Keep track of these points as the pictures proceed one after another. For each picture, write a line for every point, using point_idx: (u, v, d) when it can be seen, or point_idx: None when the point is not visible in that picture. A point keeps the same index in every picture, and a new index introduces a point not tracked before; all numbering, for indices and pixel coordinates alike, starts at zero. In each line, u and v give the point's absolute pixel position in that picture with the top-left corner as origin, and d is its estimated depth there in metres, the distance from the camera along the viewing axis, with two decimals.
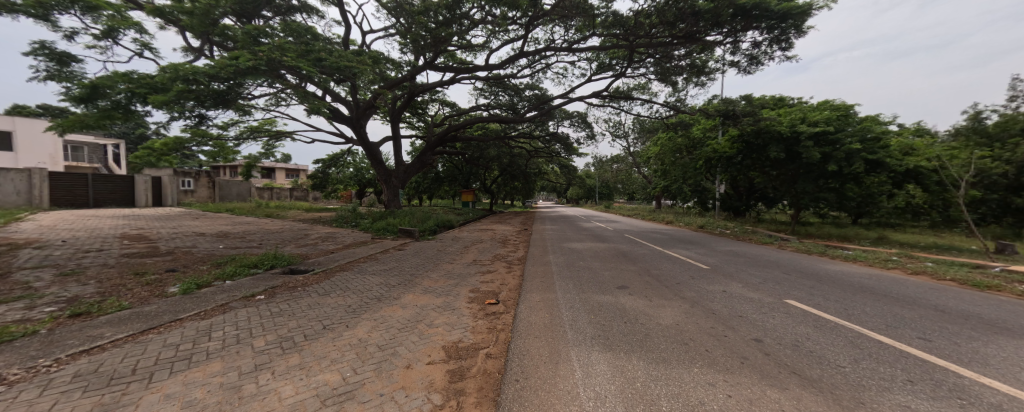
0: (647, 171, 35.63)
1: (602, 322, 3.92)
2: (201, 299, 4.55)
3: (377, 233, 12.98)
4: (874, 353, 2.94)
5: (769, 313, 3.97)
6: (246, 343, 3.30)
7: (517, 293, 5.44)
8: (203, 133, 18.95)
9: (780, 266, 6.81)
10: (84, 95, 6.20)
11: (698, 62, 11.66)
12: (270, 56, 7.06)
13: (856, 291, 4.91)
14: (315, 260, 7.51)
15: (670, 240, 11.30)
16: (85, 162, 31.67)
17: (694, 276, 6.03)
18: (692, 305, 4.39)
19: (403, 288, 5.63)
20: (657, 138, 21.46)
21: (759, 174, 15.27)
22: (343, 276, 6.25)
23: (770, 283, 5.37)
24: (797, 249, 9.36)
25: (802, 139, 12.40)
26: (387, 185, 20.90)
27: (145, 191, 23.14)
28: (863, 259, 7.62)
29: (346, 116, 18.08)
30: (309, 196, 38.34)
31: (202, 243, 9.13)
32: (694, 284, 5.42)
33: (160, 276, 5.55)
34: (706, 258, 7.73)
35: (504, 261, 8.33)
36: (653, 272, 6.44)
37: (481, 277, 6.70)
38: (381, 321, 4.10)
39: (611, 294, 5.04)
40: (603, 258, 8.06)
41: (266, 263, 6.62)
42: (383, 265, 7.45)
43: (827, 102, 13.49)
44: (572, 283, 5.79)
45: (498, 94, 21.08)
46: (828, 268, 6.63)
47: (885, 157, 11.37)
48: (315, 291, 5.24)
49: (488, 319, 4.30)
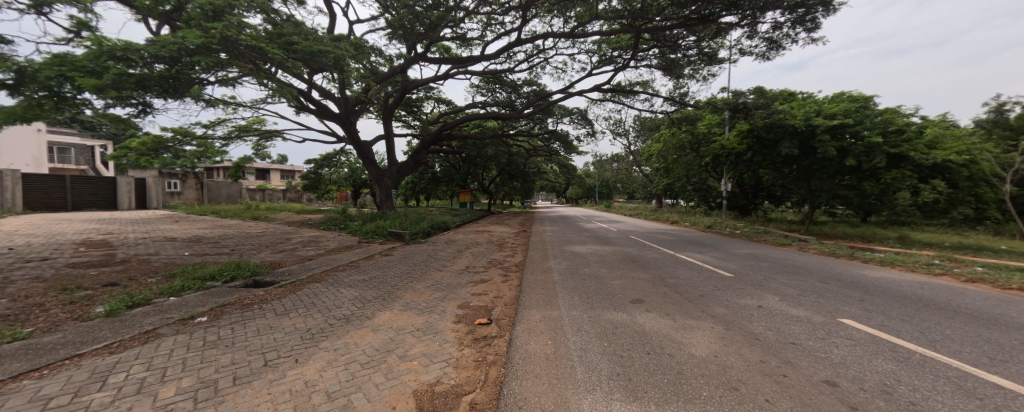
0: (648, 169, 34.91)
1: (620, 354, 3.09)
2: (124, 324, 3.69)
3: (365, 236, 12.14)
4: (1001, 405, 2.13)
5: (828, 340, 3.15)
6: (147, 395, 2.45)
7: (513, 309, 4.62)
8: (184, 131, 18.20)
9: (814, 273, 6.00)
10: (8, 81, 5.28)
11: (709, 49, 10.87)
12: (224, 34, 6.43)
13: (921, 306, 4.09)
14: (287, 269, 6.67)
15: (679, 242, 10.47)
16: (72, 164, 30.90)
17: (719, 286, 5.21)
18: (727, 326, 3.58)
19: (379, 304, 4.80)
20: (660, 134, 20.66)
21: (770, 171, 14.51)
22: (313, 289, 5.41)
23: (811, 295, 4.55)
24: (821, 251, 8.54)
25: (817, 132, 11.54)
26: (379, 185, 20.00)
27: (129, 194, 22.31)
28: (901, 263, 6.81)
29: (335, 113, 17.30)
30: (303, 197, 37.43)
31: (166, 250, 8.27)
32: (722, 298, 4.58)
33: (91, 293, 4.69)
34: (725, 264, 6.92)
35: (500, 267, 7.49)
36: (669, 281, 5.61)
37: (473, 287, 5.86)
38: (342, 352, 3.27)
39: (625, 311, 4.26)
40: (610, 264, 7.23)
41: (225, 274, 5.78)
42: (363, 273, 6.62)
43: (842, 94, 12.72)
44: (577, 296, 4.97)
45: (495, 90, 20.24)
46: (869, 275, 5.83)
47: (910, 150, 10.51)
48: (273, 309, 4.40)
49: (476, 347, 3.47)
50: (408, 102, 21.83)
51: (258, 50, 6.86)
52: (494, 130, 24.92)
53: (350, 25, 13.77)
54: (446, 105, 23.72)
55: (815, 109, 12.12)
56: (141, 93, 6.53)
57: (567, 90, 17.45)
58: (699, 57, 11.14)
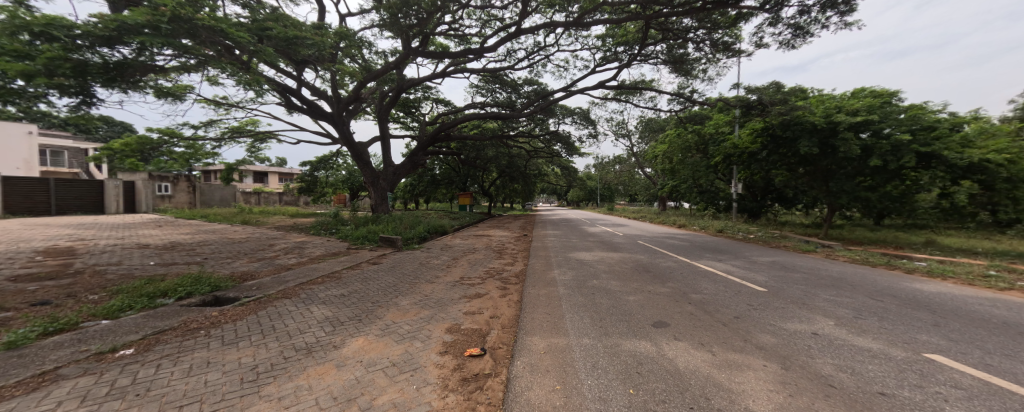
0: (651, 171, 34.15)
1: (653, 410, 2.31)
2: (18, 362, 2.91)
3: (356, 241, 11.40)
4: None
5: (928, 390, 2.36)
6: None
7: (511, 334, 3.85)
8: (171, 132, 17.49)
9: (859, 287, 5.21)
10: None
11: (722, 39, 10.17)
12: (177, 13, 6.15)
13: (1016, 335, 3.31)
14: (257, 282, 5.91)
15: (693, 248, 9.67)
16: (65, 168, 30.34)
17: (756, 304, 4.41)
18: (783, 365, 2.81)
19: (353, 328, 4.02)
20: (667, 134, 19.95)
21: (784, 173, 13.79)
22: (279, 307, 4.63)
23: (871, 318, 3.78)
24: (852, 260, 7.72)
25: (839, 130, 10.79)
26: (375, 187, 19.29)
27: (117, 197, 21.63)
28: (952, 274, 6.01)
29: (329, 113, 16.68)
30: (299, 201, 36.70)
31: (130, 259, 7.50)
32: (764, 321, 3.81)
33: (8, 316, 3.92)
34: (752, 274, 6.16)
35: (498, 278, 6.71)
36: (695, 298, 4.81)
37: (466, 304, 5.09)
38: (287, 404, 2.49)
39: (648, 338, 3.48)
40: (622, 275, 6.46)
41: (181, 289, 5.01)
42: (342, 287, 5.85)
43: (864, 89, 11.93)
44: (587, 318, 4.18)
45: (495, 91, 19.62)
46: (923, 291, 5.04)
47: (942, 149, 9.70)
48: (220, 337, 3.62)
49: (463, 394, 2.68)
50: (405, 102, 21.30)
51: (217, 30, 6.62)
52: (494, 131, 24.22)
53: (341, 18, 13.13)
54: (444, 106, 23.17)
55: (835, 105, 11.40)
56: (83, 80, 5.97)
57: (568, 88, 16.87)
58: (711, 49, 10.48)
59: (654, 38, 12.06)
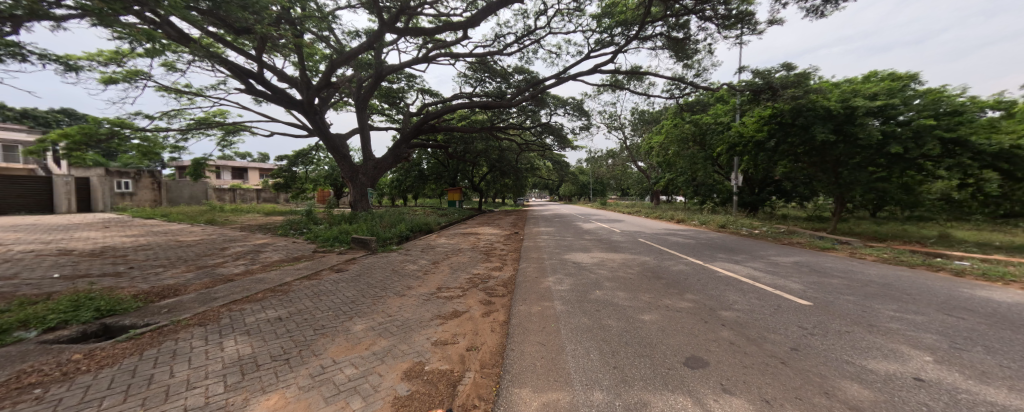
0: (644, 164, 33.39)
1: None
2: None
3: (325, 242, 10.14)
4: None
5: None
6: None
7: (494, 385, 2.72)
8: (120, 121, 15.66)
9: (922, 299, 4.26)
10: None
11: (733, 12, 9.18)
12: None
13: None
14: (174, 301, 4.66)
15: (701, 247, 8.73)
16: (18, 163, 27.78)
17: (810, 328, 3.40)
18: None
19: (271, 376, 2.86)
20: (664, 124, 18.97)
21: (788, 165, 13.01)
22: (181, 342, 3.41)
23: (978, 352, 2.81)
24: (882, 260, 6.86)
25: (856, 115, 10.01)
26: (353, 183, 17.86)
27: (68, 194, 19.68)
28: (1013, 278, 5.13)
29: (299, 101, 15.18)
30: (279, 198, 34.78)
31: (32, 271, 6.13)
32: (836, 356, 2.82)
33: None
34: (785, 282, 5.17)
35: (482, 289, 5.62)
36: (727, 317, 3.80)
37: (437, 329, 3.96)
38: None
39: (686, 391, 2.43)
40: (629, 283, 5.43)
41: (52, 318, 3.73)
42: (285, 305, 4.66)
43: (877, 73, 11.13)
44: (597, 353, 3.08)
45: (484, 80, 18.37)
46: (1002, 302, 4.10)
47: (967, 134, 8.95)
48: (55, 403, 2.40)
49: None
50: (387, 92, 19.93)
51: None
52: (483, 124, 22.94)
53: None
54: (431, 97, 21.83)
55: (848, 90, 10.64)
56: None
57: (559, 76, 15.74)
58: (722, 24, 9.47)
59: (656, 15, 11.05)
